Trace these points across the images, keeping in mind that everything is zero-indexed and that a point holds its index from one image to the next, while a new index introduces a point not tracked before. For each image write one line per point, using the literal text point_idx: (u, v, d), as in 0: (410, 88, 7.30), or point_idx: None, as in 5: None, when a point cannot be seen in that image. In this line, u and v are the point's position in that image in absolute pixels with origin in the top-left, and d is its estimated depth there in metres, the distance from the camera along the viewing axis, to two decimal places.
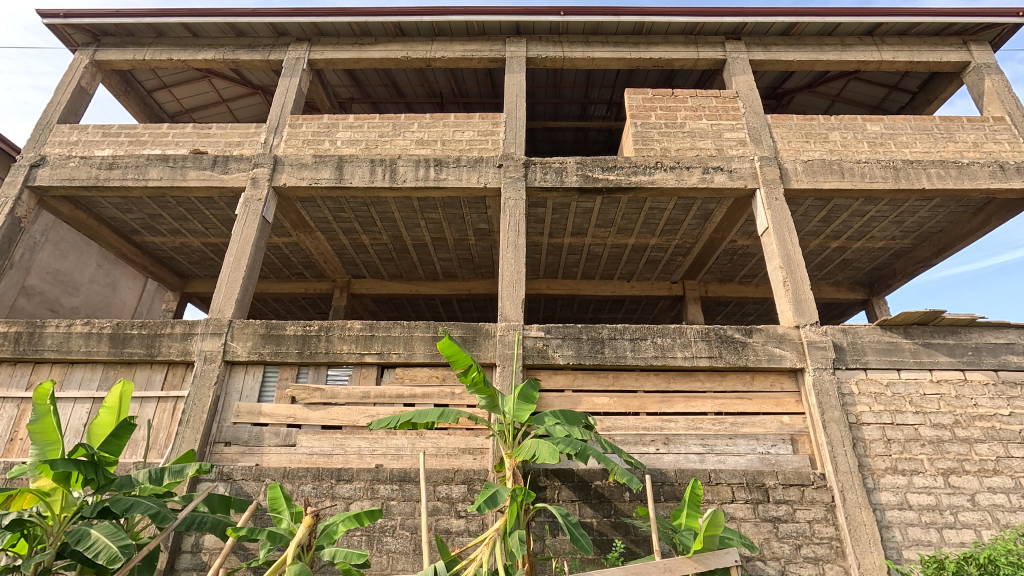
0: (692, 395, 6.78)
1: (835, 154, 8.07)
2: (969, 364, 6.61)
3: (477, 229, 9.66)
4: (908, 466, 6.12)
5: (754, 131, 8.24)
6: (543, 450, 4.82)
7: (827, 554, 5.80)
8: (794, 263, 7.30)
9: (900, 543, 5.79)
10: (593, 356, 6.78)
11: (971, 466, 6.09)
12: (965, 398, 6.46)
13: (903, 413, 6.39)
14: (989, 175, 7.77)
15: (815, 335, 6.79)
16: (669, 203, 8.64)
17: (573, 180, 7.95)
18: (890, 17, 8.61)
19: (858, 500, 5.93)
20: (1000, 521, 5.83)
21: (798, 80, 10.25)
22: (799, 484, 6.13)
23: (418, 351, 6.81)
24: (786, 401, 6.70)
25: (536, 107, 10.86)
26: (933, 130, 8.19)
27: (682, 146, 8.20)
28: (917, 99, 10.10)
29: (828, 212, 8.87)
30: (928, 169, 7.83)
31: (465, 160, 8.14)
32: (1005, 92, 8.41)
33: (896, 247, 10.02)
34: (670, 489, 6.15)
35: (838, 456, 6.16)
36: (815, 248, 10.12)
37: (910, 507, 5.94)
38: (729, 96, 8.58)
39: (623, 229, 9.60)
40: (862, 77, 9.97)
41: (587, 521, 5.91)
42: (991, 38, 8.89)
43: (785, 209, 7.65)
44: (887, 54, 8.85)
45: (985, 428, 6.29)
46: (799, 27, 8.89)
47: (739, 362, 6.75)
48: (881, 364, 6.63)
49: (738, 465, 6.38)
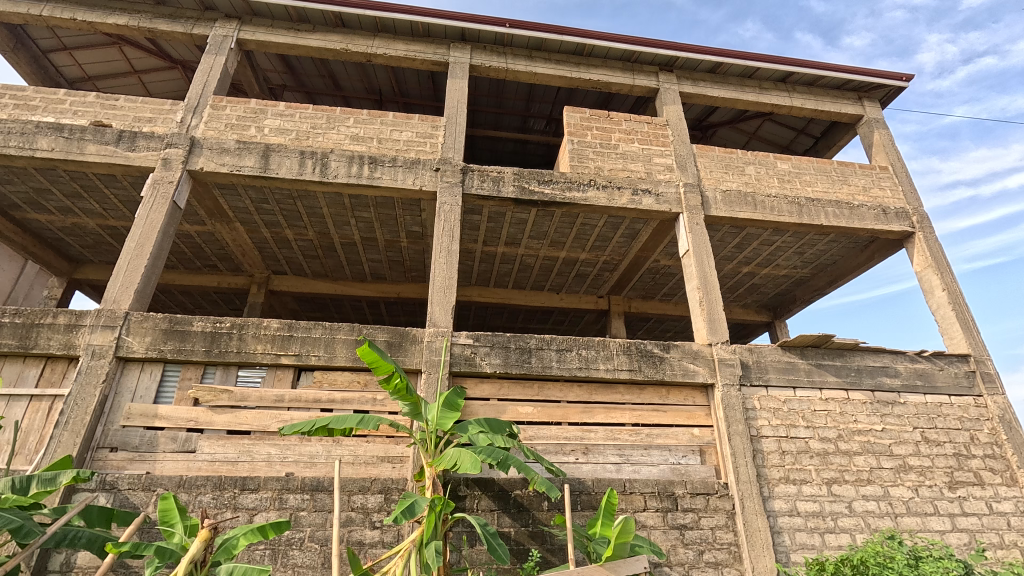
0: (612, 406, 7.02)
1: (749, 187, 8.76)
2: (852, 384, 7.37)
3: (410, 231, 9.47)
4: (798, 476, 6.70)
5: (680, 158, 8.75)
6: (465, 459, 4.76)
7: (726, 559, 6.19)
8: (710, 284, 7.79)
9: (788, 547, 6.29)
10: (519, 366, 6.84)
11: (849, 476, 6.78)
12: (848, 414, 7.18)
13: (797, 427, 6.99)
14: (875, 217, 8.75)
15: (726, 353, 7.28)
16: (600, 220, 8.96)
17: (510, 190, 8.03)
18: (801, 68, 9.54)
19: (755, 507, 6.39)
20: (871, 525, 6.52)
21: (721, 115, 11.05)
22: (704, 493, 6.50)
23: (340, 354, 6.52)
24: (697, 414, 7.11)
25: (478, 115, 10.89)
26: (832, 172, 9.12)
27: (615, 166, 8.55)
28: (820, 143, 11.21)
29: (741, 239, 9.58)
30: (826, 208, 8.68)
31: (402, 160, 7.96)
32: (890, 145, 9.56)
33: (797, 275, 11.00)
34: (587, 498, 6.27)
35: (740, 467, 6.60)
36: (728, 272, 10.89)
37: (799, 513, 6.49)
38: (661, 124, 9.07)
39: (555, 242, 9.81)
40: (775, 119, 10.94)
41: (505, 530, 5.91)
42: (881, 97, 10.08)
43: (704, 234, 8.16)
44: (797, 101, 9.78)
45: (862, 442, 7.02)
46: (723, 67, 9.60)
47: (657, 375, 7.08)
48: (781, 382, 7.23)
49: (652, 474, 6.68)
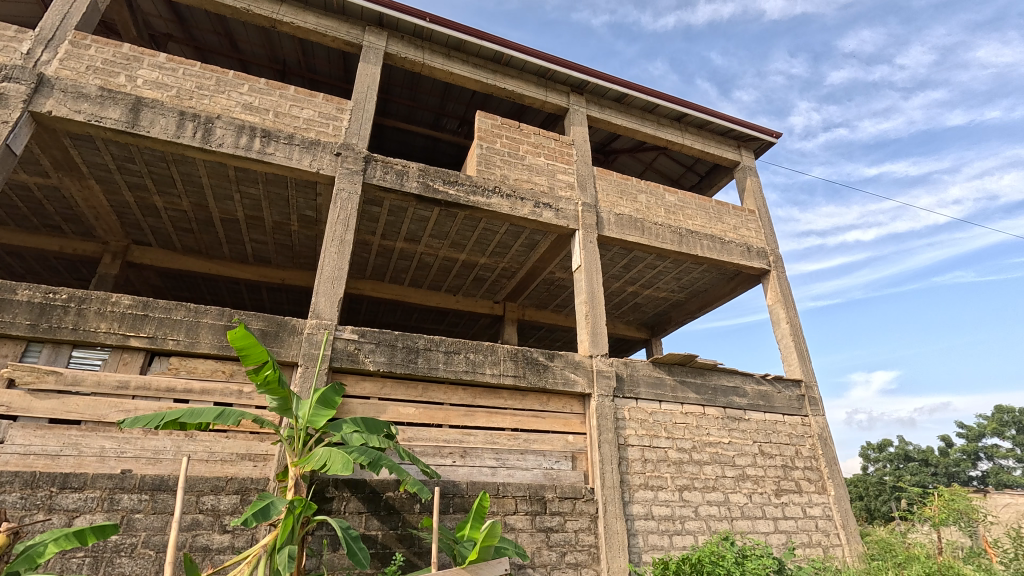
0: (493, 411, 7.13)
1: (639, 213, 9.43)
2: (708, 401, 8.20)
3: (302, 215, 8.90)
4: (656, 482, 7.29)
5: (581, 178, 9.19)
6: (335, 459, 4.54)
7: (586, 559, 6.54)
8: (597, 300, 8.24)
9: (641, 548, 6.81)
10: (405, 365, 6.70)
11: (698, 484, 7.52)
12: (703, 428, 7.97)
13: (658, 438, 7.61)
14: (741, 253, 9.87)
15: (604, 365, 7.74)
16: (501, 227, 9.10)
17: (413, 186, 7.86)
18: (694, 111, 10.50)
19: (615, 511, 6.84)
20: (711, 528, 7.28)
21: (622, 143, 11.80)
22: (572, 498, 6.82)
23: (203, 340, 5.92)
24: (573, 422, 7.46)
25: (389, 104, 10.56)
26: (710, 209, 10.13)
27: (520, 177, 8.75)
28: (704, 182, 12.40)
29: (629, 260, 10.28)
30: (702, 241, 9.61)
31: (299, 139, 7.47)
32: (758, 192, 10.85)
33: (674, 298, 12.03)
34: (460, 501, 6.29)
35: (606, 473, 7.03)
36: (615, 290, 11.61)
37: (653, 517, 7.05)
38: (567, 142, 9.46)
39: (456, 244, 9.78)
40: (668, 154, 11.92)
41: (371, 533, 5.72)
42: (755, 148, 11.41)
43: (596, 252, 8.63)
44: (688, 140, 10.74)
45: (712, 453, 7.83)
46: (628, 99, 10.27)
47: (539, 383, 7.32)
48: (649, 395, 7.84)
49: (525, 479, 6.88)
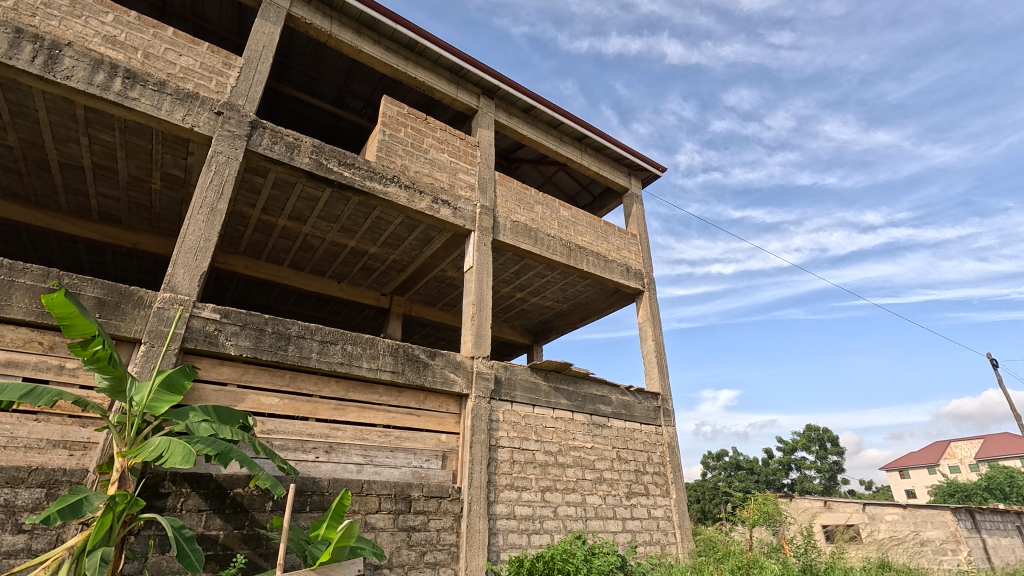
0: (366, 406, 6.88)
1: (534, 223, 9.74)
2: (577, 408, 8.69)
3: (168, 174, 7.89)
4: (521, 483, 7.54)
5: (482, 181, 9.26)
6: (175, 449, 4.06)
7: (444, 559, 6.55)
8: (484, 302, 8.33)
9: (499, 547, 6.99)
10: (272, 352, 6.21)
11: (560, 485, 7.92)
12: (570, 433, 8.42)
13: (528, 440, 7.89)
14: (621, 272, 10.62)
15: (484, 367, 7.85)
16: (396, 218, 8.84)
17: (304, 162, 7.35)
18: (594, 134, 11.12)
19: (479, 511, 6.94)
20: (567, 527, 7.70)
21: (526, 153, 12.12)
22: (438, 497, 6.80)
23: (17, 304, 4.98)
24: (447, 421, 7.45)
25: (287, 70, 9.78)
26: (598, 228, 10.78)
27: (421, 170, 8.58)
28: (596, 202, 13.18)
29: (519, 267, 10.56)
30: (588, 257, 10.19)
31: (173, 89, 6.62)
32: (641, 219, 11.79)
33: (558, 308, 12.59)
34: (318, 499, 5.96)
35: (474, 473, 7.12)
36: (504, 294, 11.85)
37: (515, 516, 7.28)
38: (472, 143, 9.48)
39: (345, 229, 9.31)
40: (567, 171, 12.48)
41: (211, 534, 5.19)
42: (644, 178, 12.38)
43: (489, 255, 8.74)
44: (586, 161, 11.34)
45: (575, 457, 8.30)
46: (536, 112, 10.58)
47: (417, 380, 7.21)
48: (524, 399, 8.11)
49: (392, 477, 6.72)
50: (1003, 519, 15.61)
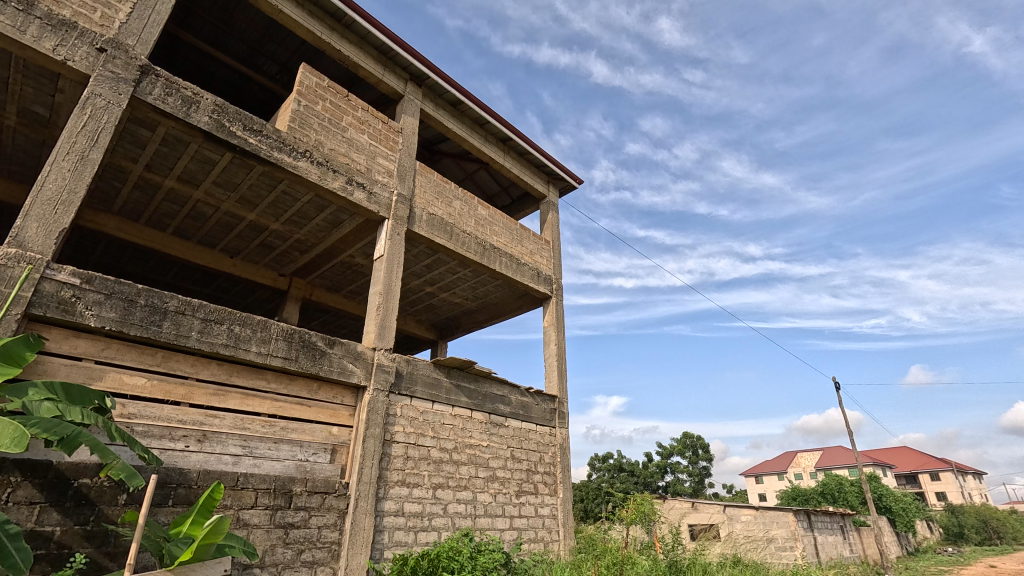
0: (250, 393, 6.36)
1: (451, 218, 9.63)
2: (477, 406, 8.71)
3: (27, 111, 6.75)
4: (412, 480, 7.40)
5: (402, 168, 8.97)
6: (4, 432, 3.46)
7: (324, 557, 6.22)
8: (393, 293, 8.04)
9: (384, 545, 6.80)
10: (143, 327, 5.54)
11: (452, 482, 7.88)
12: (467, 431, 8.42)
13: (424, 437, 7.76)
14: (531, 276, 10.84)
15: (385, 360, 7.60)
16: (304, 195, 8.29)
17: (203, 121, 6.67)
18: (518, 138, 11.25)
19: (366, 508, 6.69)
20: (455, 524, 7.68)
21: (449, 147, 11.97)
22: (322, 492, 6.46)
23: None
24: (340, 413, 7.10)
25: (192, 17, 8.81)
26: (513, 231, 10.92)
27: (336, 148, 8.14)
28: (514, 205, 13.34)
29: (431, 261, 10.38)
30: (501, 258, 10.28)
31: (43, 12, 5.68)
32: (555, 226, 12.13)
33: (466, 306, 12.56)
34: (184, 493, 5.39)
35: (365, 468, 6.85)
36: (413, 287, 11.59)
37: (403, 513, 7.12)
38: (394, 128, 9.16)
39: (245, 201, 8.57)
40: (488, 170, 12.51)
41: (43, 530, 4.49)
42: (561, 187, 12.75)
43: (401, 245, 8.48)
44: (508, 163, 11.44)
45: (470, 454, 8.31)
46: (463, 107, 10.48)
47: (312, 369, 6.80)
48: (423, 395, 7.97)
49: (272, 470, 6.27)
50: (830, 519, 18.11)
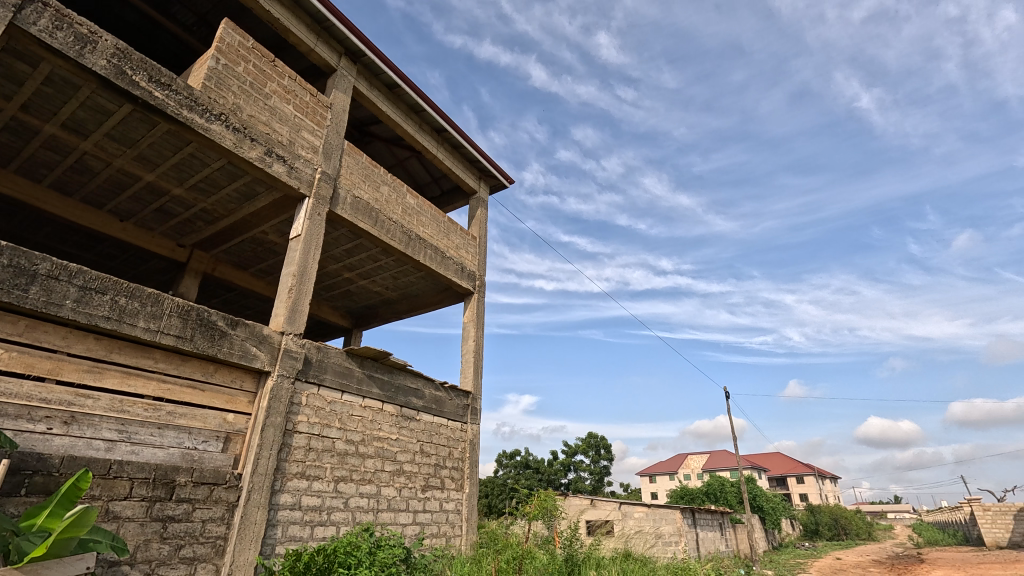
0: (133, 373, 5.75)
1: (377, 203, 9.31)
2: (388, 398, 8.50)
3: None
4: (313, 472, 7.06)
5: (328, 146, 8.53)
6: None
7: (206, 554, 5.77)
8: (307, 275, 7.62)
9: (276, 540, 6.43)
10: (3, 291, 4.84)
11: (356, 476, 7.64)
12: (376, 423, 8.18)
13: (330, 428, 7.44)
14: (455, 271, 10.76)
15: (294, 345, 7.18)
16: (215, 162, 7.63)
17: (99, 66, 5.96)
18: (454, 129, 11.13)
19: (259, 501, 6.28)
20: (355, 519, 7.44)
21: (381, 130, 11.58)
22: (210, 484, 5.96)
23: None
24: (238, 400, 6.61)
25: None
26: (441, 223, 10.78)
27: (256, 115, 7.57)
28: (443, 197, 13.18)
29: (352, 246, 9.98)
30: (426, 249, 10.12)
31: None
32: (483, 223, 12.14)
33: (386, 295, 12.22)
34: (41, 481, 4.75)
35: (261, 459, 6.43)
36: (330, 271, 11.08)
37: (300, 507, 6.78)
38: (323, 103, 8.69)
39: (143, 160, 7.73)
40: (420, 159, 12.25)
41: None
42: (493, 185, 12.79)
43: (321, 226, 8.05)
44: (441, 154, 11.27)
45: (377, 447, 8.09)
46: (399, 90, 10.18)
47: (209, 350, 6.27)
48: (332, 384, 7.64)
49: (153, 458, 5.71)
50: (711, 516, 19.76)
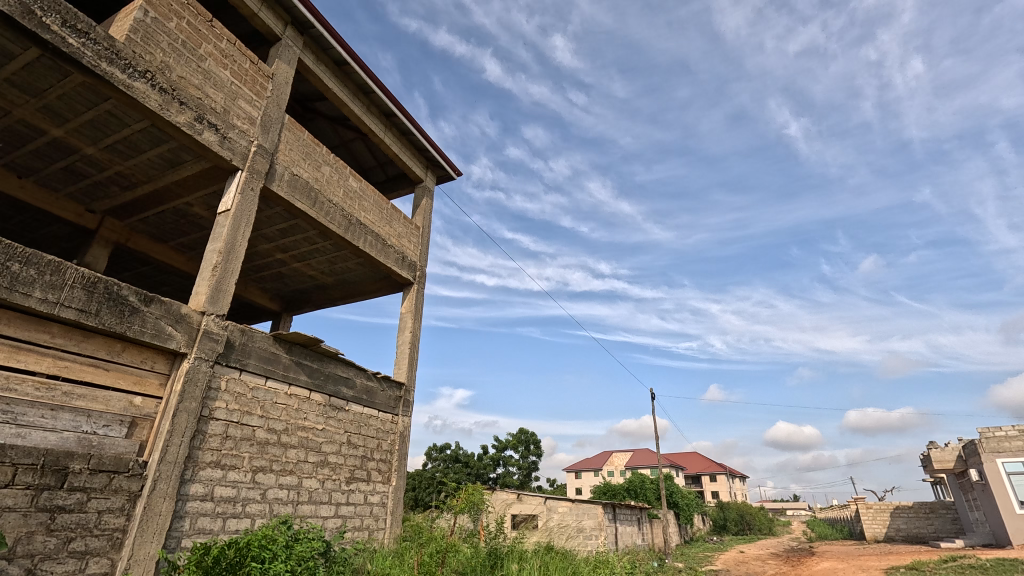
0: (24, 348, 5.19)
1: (317, 183, 8.91)
2: (316, 386, 8.19)
3: None
4: (229, 461, 6.67)
5: (267, 118, 8.06)
6: None
7: (100, 547, 5.30)
8: (235, 253, 7.16)
9: (182, 532, 6.02)
10: None
11: (276, 466, 7.30)
12: (301, 412, 7.85)
13: (250, 415, 7.05)
14: (395, 260, 10.52)
15: (215, 327, 6.74)
16: (136, 123, 7.00)
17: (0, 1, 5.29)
18: (403, 114, 10.85)
19: (165, 491, 5.85)
20: (272, 511, 7.11)
21: (325, 107, 11.09)
22: (110, 471, 5.48)
23: None
24: (148, 382, 6.12)
25: None
26: (384, 210, 10.50)
27: (187, 77, 7.02)
28: (388, 183, 12.84)
29: (287, 226, 9.51)
30: (366, 235, 9.82)
31: None
32: (427, 213, 11.95)
33: (320, 280, 11.75)
34: None
35: (170, 446, 5.98)
36: (261, 251, 10.50)
37: (212, 498, 6.39)
38: (264, 72, 8.20)
39: (50, 112, 6.96)
40: (366, 142, 11.86)
41: None
42: (440, 175, 12.61)
43: (254, 202, 7.59)
44: (388, 138, 10.96)
45: (301, 437, 7.77)
46: (348, 68, 9.79)
47: (116, 327, 5.76)
48: (256, 369, 7.25)
49: (43, 443, 5.16)
50: (631, 511, 20.64)
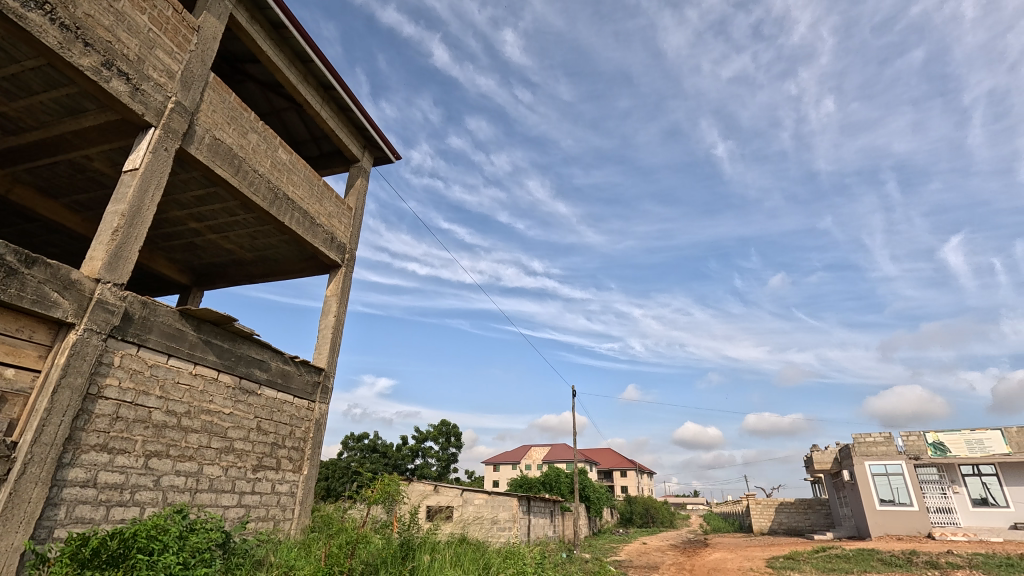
0: None
1: (241, 151, 8.30)
2: (225, 368, 7.66)
3: None
4: (118, 445, 6.09)
5: (188, 74, 7.38)
6: None
7: None
8: (140, 217, 6.51)
9: (55, 522, 5.41)
10: None
11: (173, 451, 6.76)
12: (206, 394, 7.32)
13: (146, 395, 6.47)
14: (323, 240, 10.05)
15: (111, 297, 6.10)
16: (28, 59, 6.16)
17: None
18: (342, 88, 10.36)
19: (37, 476, 5.22)
20: (165, 500, 6.59)
21: (257, 70, 10.35)
22: None
23: None
24: (24, 353, 5.42)
25: None
26: (314, 186, 9.99)
27: (96, 16, 6.27)
28: (321, 159, 12.24)
29: (204, 193, 8.80)
30: (293, 211, 9.30)
31: None
32: (361, 194, 11.53)
33: (238, 255, 11.00)
34: None
35: (47, 426, 5.35)
36: (172, 218, 9.65)
37: (94, 484, 5.81)
38: (189, 24, 7.51)
39: None
40: (300, 113, 11.22)
41: None
42: (377, 156, 12.19)
43: (167, 163, 6.93)
44: (325, 112, 10.43)
45: (204, 421, 7.25)
46: (285, 32, 9.18)
47: None
48: (157, 346, 6.66)
49: None
50: (544, 504, 21.21)
